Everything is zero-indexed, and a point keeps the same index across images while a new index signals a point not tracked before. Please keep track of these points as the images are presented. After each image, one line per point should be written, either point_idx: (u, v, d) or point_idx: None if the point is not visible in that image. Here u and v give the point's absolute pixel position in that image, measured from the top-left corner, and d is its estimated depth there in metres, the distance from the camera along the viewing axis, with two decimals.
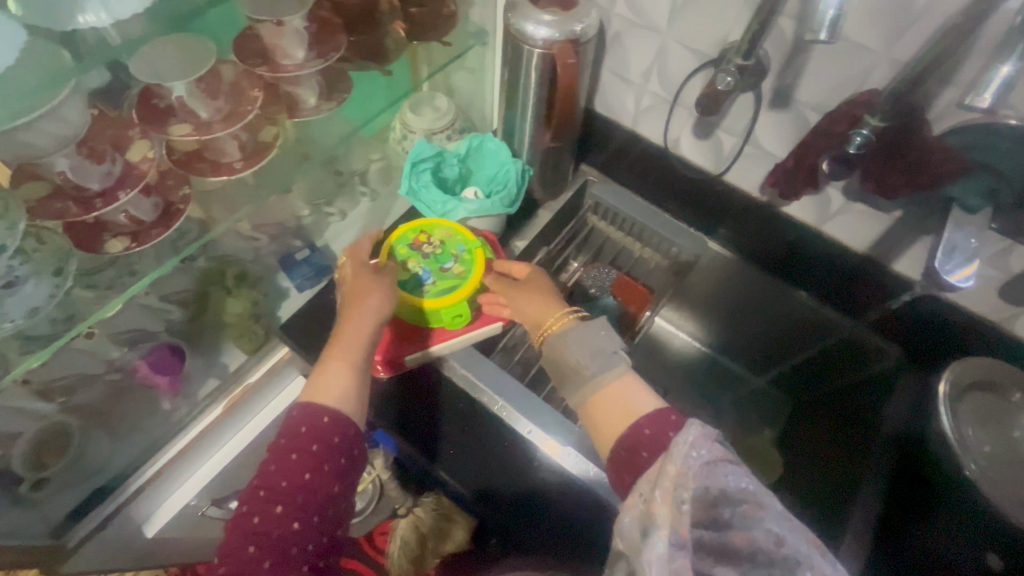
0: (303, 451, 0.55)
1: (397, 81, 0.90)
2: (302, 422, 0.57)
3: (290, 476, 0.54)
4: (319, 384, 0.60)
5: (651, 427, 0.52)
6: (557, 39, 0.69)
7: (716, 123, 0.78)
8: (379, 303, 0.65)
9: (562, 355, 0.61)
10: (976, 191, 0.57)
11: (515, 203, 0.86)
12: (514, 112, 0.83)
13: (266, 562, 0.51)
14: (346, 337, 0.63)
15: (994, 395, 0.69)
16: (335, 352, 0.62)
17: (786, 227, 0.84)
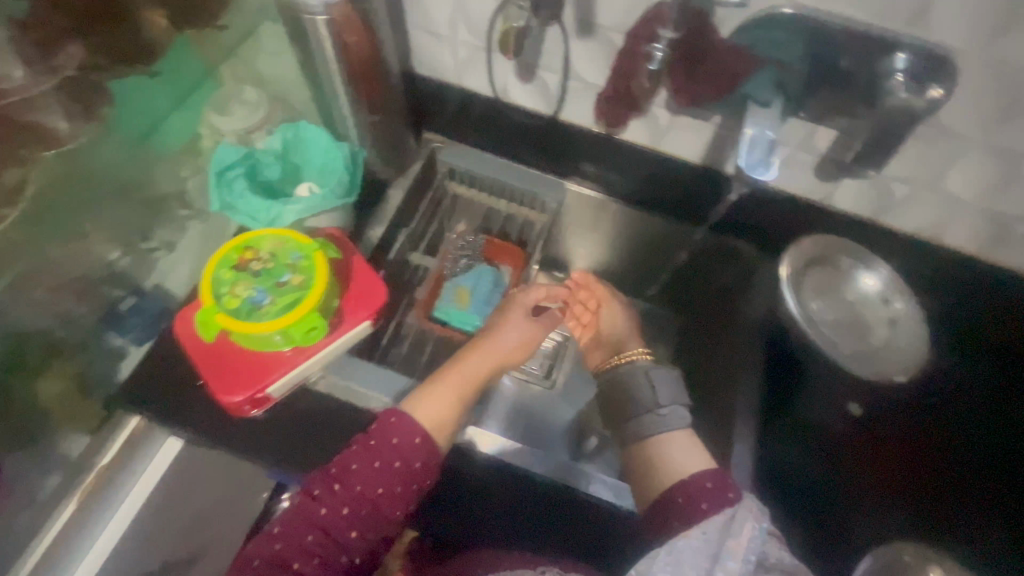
0: (387, 465, 0.53)
1: (177, 79, 0.81)
2: (393, 432, 0.54)
3: (368, 483, 0.52)
4: (427, 403, 0.60)
5: (715, 480, 0.50)
6: (334, 2, 0.61)
7: (534, 64, 0.75)
8: (514, 348, 0.71)
9: (619, 394, 0.65)
10: (766, 84, 0.60)
11: (352, 190, 0.76)
12: (322, 91, 0.74)
13: (316, 560, 0.49)
14: (465, 370, 0.65)
15: (825, 265, 0.75)
16: (450, 377, 0.64)
17: (628, 153, 0.84)
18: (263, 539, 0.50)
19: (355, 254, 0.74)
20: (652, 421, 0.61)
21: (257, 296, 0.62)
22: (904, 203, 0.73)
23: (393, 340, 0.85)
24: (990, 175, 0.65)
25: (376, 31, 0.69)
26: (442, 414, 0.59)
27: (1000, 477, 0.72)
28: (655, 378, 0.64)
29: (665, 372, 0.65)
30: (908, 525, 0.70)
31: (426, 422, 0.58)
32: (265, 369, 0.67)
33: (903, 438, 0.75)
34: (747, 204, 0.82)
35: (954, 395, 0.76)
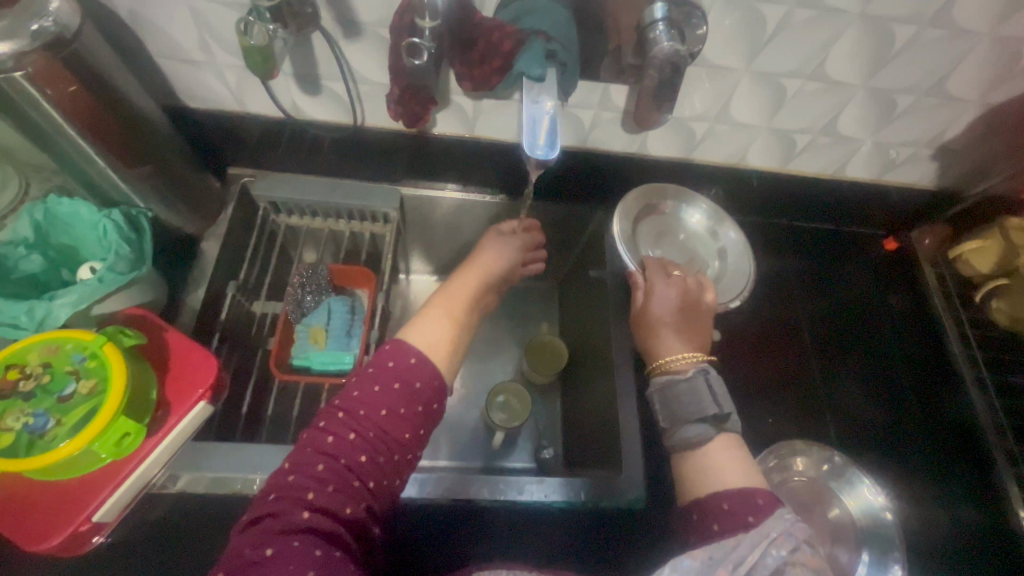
0: (386, 387, 0.48)
1: None
2: (388, 357, 0.50)
3: (369, 405, 0.48)
4: (416, 329, 0.54)
5: (730, 503, 0.48)
6: (26, 51, 0.51)
7: (314, 74, 0.69)
8: (493, 263, 0.65)
9: (670, 396, 0.57)
10: (537, 60, 0.54)
11: (141, 263, 0.65)
12: (65, 157, 0.62)
13: (328, 489, 0.44)
14: (450, 290, 0.60)
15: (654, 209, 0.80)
16: (432, 308, 0.57)
17: (448, 145, 0.80)
18: (274, 475, 0.45)
19: (169, 330, 0.65)
20: (691, 432, 0.54)
21: (37, 422, 0.52)
22: (706, 138, 0.78)
23: (254, 406, 0.76)
24: (763, 98, 0.70)
25: (105, 72, 0.58)
26: (437, 336, 0.53)
27: (833, 360, 0.88)
28: (713, 382, 0.57)
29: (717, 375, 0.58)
30: (779, 414, 0.82)
31: (422, 343, 0.53)
32: (84, 495, 0.56)
33: (758, 345, 0.87)
34: (579, 168, 0.82)
35: (786, 300, 0.92)
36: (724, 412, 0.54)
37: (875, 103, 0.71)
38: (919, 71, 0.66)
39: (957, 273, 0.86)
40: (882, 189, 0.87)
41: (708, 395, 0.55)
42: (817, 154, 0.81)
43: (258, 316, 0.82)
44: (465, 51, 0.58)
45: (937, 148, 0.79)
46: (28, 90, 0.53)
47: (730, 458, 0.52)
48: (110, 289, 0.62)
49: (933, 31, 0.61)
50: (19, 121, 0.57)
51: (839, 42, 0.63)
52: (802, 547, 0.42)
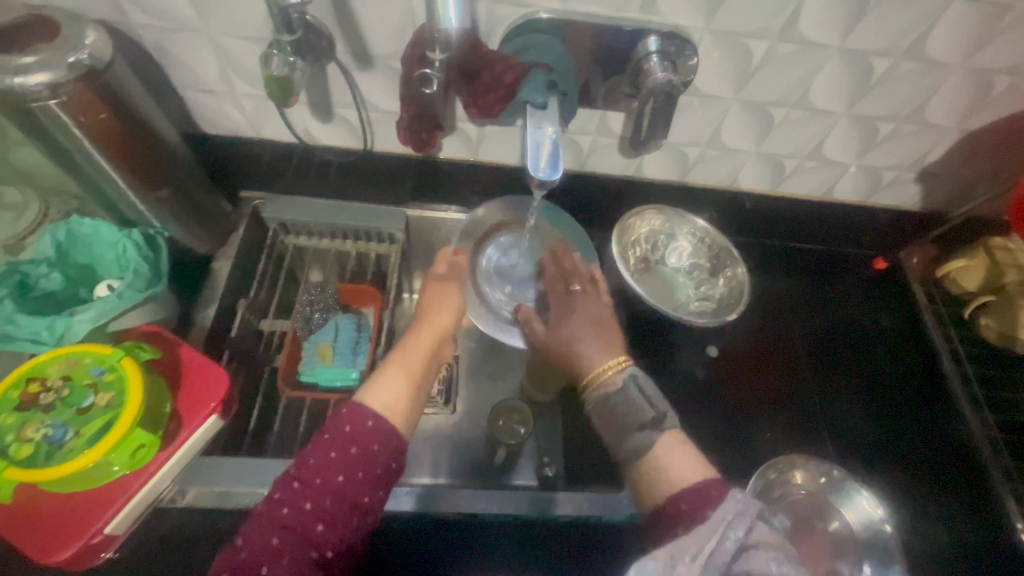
0: (342, 454, 0.51)
1: None
2: (345, 422, 0.53)
3: (326, 471, 0.50)
4: (372, 392, 0.57)
5: (689, 502, 0.50)
6: (62, 81, 0.54)
7: (327, 102, 0.73)
8: (449, 316, 0.68)
9: (613, 413, 0.58)
10: (538, 88, 0.61)
11: (158, 281, 0.67)
12: (90, 180, 0.65)
13: (283, 561, 0.46)
14: (408, 350, 0.63)
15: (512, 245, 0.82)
16: (388, 368, 0.60)
17: (453, 169, 0.84)
18: (229, 549, 0.47)
19: (184, 345, 0.67)
20: (641, 440, 0.56)
21: (56, 433, 0.53)
22: (699, 162, 0.82)
23: (261, 421, 0.77)
24: (752, 124, 0.74)
25: (132, 101, 0.62)
26: (395, 396, 0.57)
27: (829, 377, 0.89)
28: (643, 386, 0.59)
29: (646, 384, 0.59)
30: (776, 431, 0.83)
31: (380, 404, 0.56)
32: (97, 505, 0.57)
33: (755, 362, 0.89)
34: (579, 192, 0.86)
35: (780, 317, 0.94)
36: (662, 416, 0.57)
37: (858, 130, 0.75)
38: (897, 100, 0.71)
39: (945, 290, 0.89)
40: (870, 210, 0.90)
41: (642, 400, 0.58)
42: (805, 178, 0.85)
43: (266, 334, 0.83)
44: (471, 81, 0.62)
45: (919, 171, 0.83)
46: (62, 117, 0.56)
47: (676, 452, 0.55)
48: (128, 305, 0.64)
49: (909, 63, 0.66)
50: (49, 146, 0.60)
51: (822, 74, 0.67)
52: (755, 527, 0.46)
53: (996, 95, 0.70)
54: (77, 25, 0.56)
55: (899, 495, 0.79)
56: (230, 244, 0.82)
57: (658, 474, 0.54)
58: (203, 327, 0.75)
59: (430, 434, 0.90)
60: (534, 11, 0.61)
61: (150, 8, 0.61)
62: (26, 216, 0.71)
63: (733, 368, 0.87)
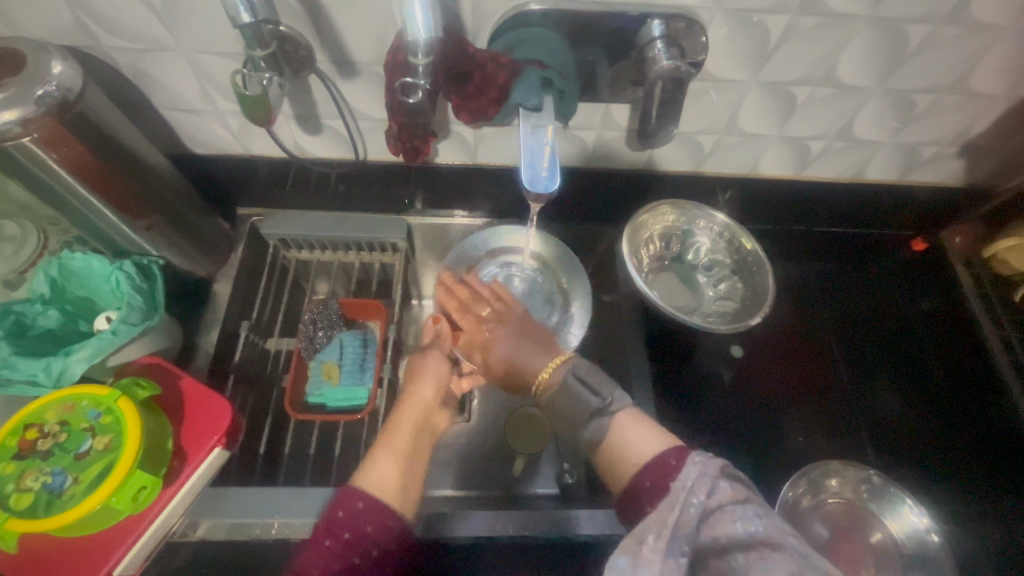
0: (335, 539, 0.50)
1: None
2: (337, 507, 0.52)
3: (322, 562, 0.49)
4: (363, 472, 0.56)
5: (651, 478, 0.49)
6: (32, 117, 0.52)
7: (314, 113, 0.69)
8: (431, 388, 0.67)
9: (561, 409, 0.59)
10: (533, 90, 0.53)
11: (152, 313, 0.65)
12: (75, 213, 0.63)
13: None
14: (393, 432, 0.61)
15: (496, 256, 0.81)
16: (381, 451, 0.59)
17: (452, 173, 0.79)
18: None
19: (185, 377, 0.66)
20: (596, 425, 0.56)
21: (57, 482, 0.53)
22: (714, 150, 0.75)
23: (272, 445, 0.75)
24: (772, 107, 0.68)
25: (109, 129, 0.59)
26: (388, 481, 0.55)
27: (868, 370, 0.83)
28: (584, 378, 0.60)
29: (585, 371, 0.60)
30: (813, 430, 0.78)
31: (375, 487, 0.54)
32: (106, 548, 0.56)
33: (786, 358, 0.83)
34: (588, 189, 0.81)
35: (810, 308, 0.88)
36: (607, 403, 0.57)
37: (893, 105, 0.68)
38: (935, 71, 0.63)
39: (992, 272, 0.82)
40: (909, 188, 0.83)
41: (585, 388, 0.59)
42: (834, 159, 0.78)
43: (273, 353, 0.81)
44: (460, 83, 0.57)
45: (962, 145, 0.75)
46: (36, 153, 0.54)
47: (632, 428, 0.54)
48: (124, 340, 0.62)
49: (950, 28, 0.58)
50: (30, 184, 0.58)
51: (850, 46, 0.60)
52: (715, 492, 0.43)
53: None
54: (43, 55, 0.54)
55: (951, 494, 0.74)
56: (229, 264, 0.80)
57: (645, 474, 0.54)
58: (206, 353, 0.73)
59: (445, 445, 0.86)
60: (523, 4, 0.56)
61: (119, 29, 0.58)
62: (25, 250, 0.69)
63: (756, 365, 0.82)
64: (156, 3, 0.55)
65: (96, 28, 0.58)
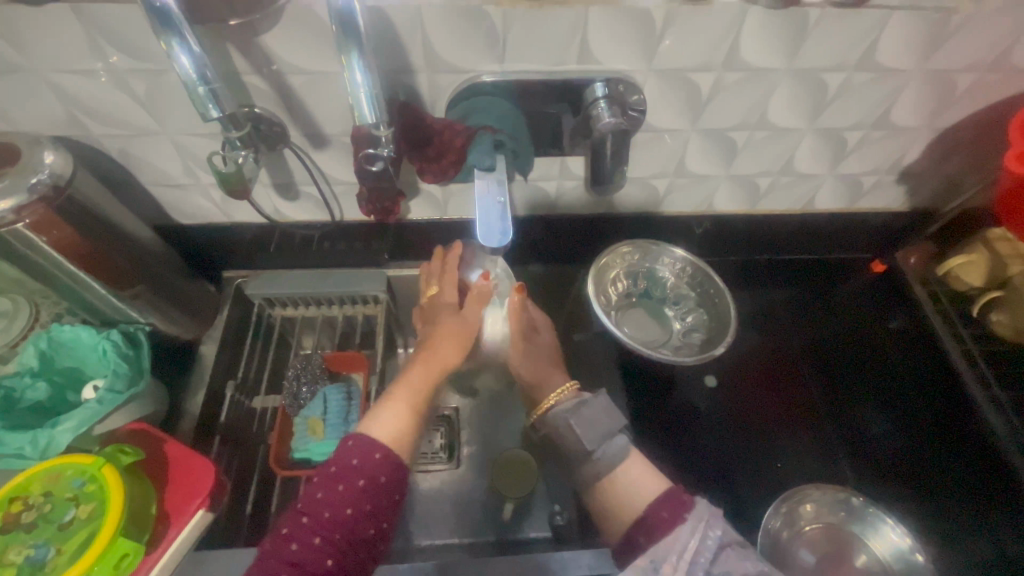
0: (348, 486, 0.50)
1: None
2: (354, 454, 0.52)
3: (334, 506, 0.49)
4: (379, 418, 0.56)
5: (669, 507, 0.52)
6: (25, 204, 0.56)
7: (290, 182, 0.74)
8: (454, 349, 0.63)
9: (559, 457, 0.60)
10: (484, 152, 0.59)
11: (137, 380, 0.68)
12: (64, 289, 0.66)
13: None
14: (415, 377, 0.60)
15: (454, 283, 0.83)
16: (398, 395, 0.58)
17: (425, 228, 0.84)
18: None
19: (169, 440, 0.67)
20: (595, 466, 0.58)
21: (39, 554, 0.54)
22: (669, 192, 0.80)
23: (259, 503, 0.76)
24: (715, 151, 0.73)
25: (100, 210, 0.64)
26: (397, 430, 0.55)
27: (838, 393, 0.86)
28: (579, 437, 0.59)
29: (598, 404, 0.62)
30: (788, 458, 0.80)
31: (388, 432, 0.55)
32: None
33: (758, 386, 0.85)
34: (554, 235, 0.85)
35: (777, 335, 0.91)
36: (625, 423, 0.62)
37: (827, 142, 0.74)
38: (859, 110, 0.69)
39: (949, 286, 0.83)
40: (858, 215, 0.88)
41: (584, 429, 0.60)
42: (783, 193, 0.83)
43: (258, 411, 0.82)
44: (421, 148, 0.62)
45: (900, 173, 0.81)
46: (28, 238, 0.58)
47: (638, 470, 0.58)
48: (109, 409, 0.64)
49: (863, 74, 0.64)
50: (22, 265, 0.62)
51: (776, 94, 0.66)
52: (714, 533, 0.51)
53: (963, 93, 0.68)
54: (37, 148, 0.59)
55: None
56: (215, 326, 0.83)
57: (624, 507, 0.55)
58: (192, 415, 0.75)
59: (432, 493, 0.86)
60: (476, 75, 0.61)
61: (108, 119, 0.63)
62: (16, 325, 0.72)
63: (729, 394, 0.84)
64: (141, 95, 0.61)
65: (85, 119, 0.63)
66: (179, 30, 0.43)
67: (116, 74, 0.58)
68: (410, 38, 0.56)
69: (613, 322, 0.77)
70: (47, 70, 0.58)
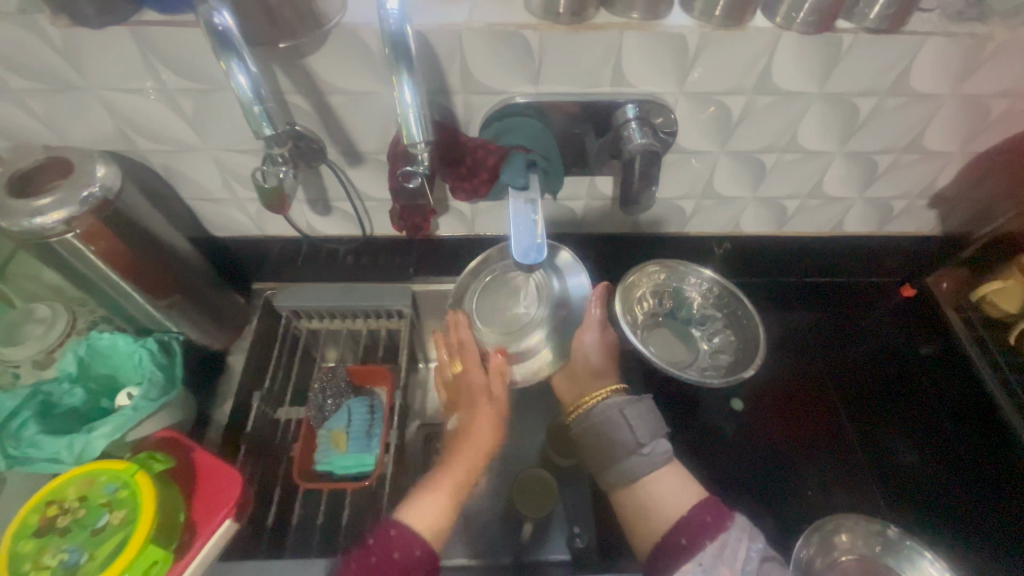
0: None
1: None
2: (393, 548, 0.57)
3: None
4: (417, 508, 0.61)
5: (712, 512, 0.55)
6: (76, 215, 0.58)
7: (324, 198, 0.76)
8: (488, 437, 0.69)
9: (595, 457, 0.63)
10: (519, 170, 0.59)
11: (170, 388, 0.69)
12: (105, 297, 0.68)
13: None
14: (456, 464, 0.66)
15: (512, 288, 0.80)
16: (442, 484, 0.64)
17: (452, 244, 0.85)
18: None
19: (198, 449, 0.68)
20: (635, 467, 0.61)
21: (72, 559, 0.54)
22: (695, 213, 0.81)
23: (281, 514, 0.76)
24: (744, 172, 0.74)
25: (143, 221, 0.66)
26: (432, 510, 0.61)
27: (871, 417, 0.83)
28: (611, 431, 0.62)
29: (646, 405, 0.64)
30: (822, 486, 0.77)
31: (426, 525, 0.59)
32: None
33: (788, 411, 0.83)
34: (579, 253, 0.86)
35: (806, 358, 0.89)
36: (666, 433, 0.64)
37: (857, 165, 0.74)
38: (891, 134, 0.69)
39: (984, 316, 0.82)
40: (887, 238, 0.87)
41: (628, 425, 0.63)
42: (811, 216, 0.83)
43: (283, 422, 0.82)
44: (455, 167, 0.63)
45: (931, 198, 0.80)
46: (77, 247, 0.60)
47: (672, 479, 0.61)
48: (143, 415, 0.65)
49: (895, 99, 0.64)
50: (68, 273, 0.64)
51: (807, 117, 0.66)
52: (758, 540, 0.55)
53: (997, 118, 0.68)
54: (89, 162, 0.61)
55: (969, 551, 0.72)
56: (244, 336, 0.84)
57: (651, 515, 0.58)
58: (219, 425, 0.76)
59: None
60: (510, 96, 0.63)
61: (156, 135, 0.66)
62: (54, 331, 0.74)
63: (758, 418, 0.82)
64: (188, 113, 0.63)
65: (134, 135, 0.66)
66: (237, 51, 0.46)
67: (166, 93, 0.61)
68: (449, 60, 0.58)
69: (639, 340, 0.77)
70: (102, 88, 0.60)
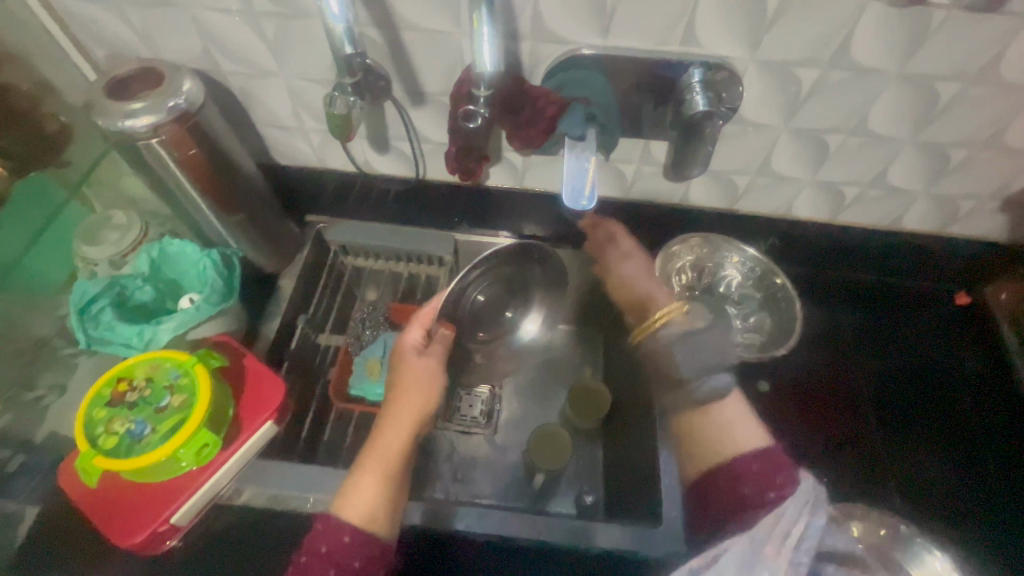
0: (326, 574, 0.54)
1: (42, 200, 0.79)
2: (322, 541, 0.56)
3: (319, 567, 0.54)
4: (349, 499, 0.59)
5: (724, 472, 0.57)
6: (162, 122, 0.63)
7: (385, 135, 0.79)
8: (417, 399, 0.67)
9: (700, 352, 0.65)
10: (577, 121, 0.61)
11: (228, 295, 0.74)
12: (179, 205, 0.74)
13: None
14: (380, 446, 0.63)
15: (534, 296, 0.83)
16: (368, 467, 0.62)
17: (499, 195, 0.87)
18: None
19: (248, 355, 0.74)
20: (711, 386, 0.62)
21: (137, 430, 0.62)
22: (748, 191, 0.80)
23: (314, 428, 0.82)
24: (806, 153, 0.72)
25: (217, 137, 0.70)
26: (371, 506, 0.59)
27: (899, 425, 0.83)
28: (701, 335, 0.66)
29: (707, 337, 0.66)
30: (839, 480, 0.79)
31: (360, 514, 0.58)
32: (171, 494, 0.64)
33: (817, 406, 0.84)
34: (624, 219, 0.86)
35: (844, 358, 0.88)
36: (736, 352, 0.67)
37: (927, 157, 0.71)
38: (970, 125, 0.66)
39: None
40: (947, 240, 0.83)
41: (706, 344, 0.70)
42: (870, 207, 0.80)
43: (323, 346, 0.88)
44: (514, 114, 0.63)
45: (1003, 201, 0.76)
46: (160, 152, 0.65)
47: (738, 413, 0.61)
48: (204, 316, 0.71)
49: (981, 87, 0.61)
50: (151, 178, 0.70)
51: (881, 100, 0.64)
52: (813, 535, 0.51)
53: None
54: (178, 74, 0.65)
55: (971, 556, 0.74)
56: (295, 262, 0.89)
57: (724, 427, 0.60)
58: (266, 339, 0.81)
59: (471, 452, 0.89)
60: (577, 48, 0.63)
61: (237, 57, 0.70)
62: (129, 237, 0.77)
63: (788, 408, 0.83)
64: (270, 37, 0.66)
65: (218, 55, 0.70)
66: None
67: (252, 15, 0.64)
68: (522, 5, 0.59)
69: None
70: (196, 7, 0.64)
